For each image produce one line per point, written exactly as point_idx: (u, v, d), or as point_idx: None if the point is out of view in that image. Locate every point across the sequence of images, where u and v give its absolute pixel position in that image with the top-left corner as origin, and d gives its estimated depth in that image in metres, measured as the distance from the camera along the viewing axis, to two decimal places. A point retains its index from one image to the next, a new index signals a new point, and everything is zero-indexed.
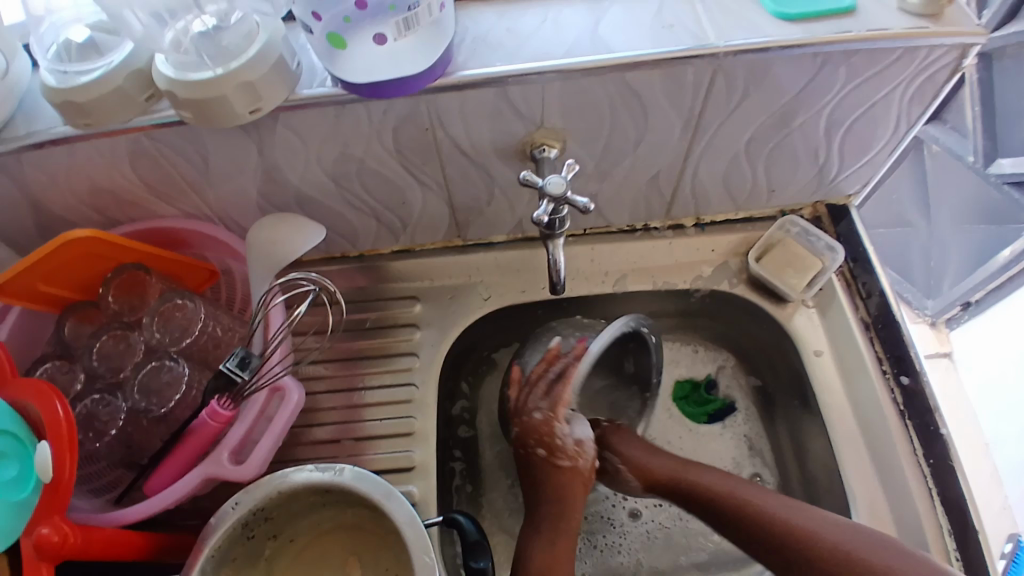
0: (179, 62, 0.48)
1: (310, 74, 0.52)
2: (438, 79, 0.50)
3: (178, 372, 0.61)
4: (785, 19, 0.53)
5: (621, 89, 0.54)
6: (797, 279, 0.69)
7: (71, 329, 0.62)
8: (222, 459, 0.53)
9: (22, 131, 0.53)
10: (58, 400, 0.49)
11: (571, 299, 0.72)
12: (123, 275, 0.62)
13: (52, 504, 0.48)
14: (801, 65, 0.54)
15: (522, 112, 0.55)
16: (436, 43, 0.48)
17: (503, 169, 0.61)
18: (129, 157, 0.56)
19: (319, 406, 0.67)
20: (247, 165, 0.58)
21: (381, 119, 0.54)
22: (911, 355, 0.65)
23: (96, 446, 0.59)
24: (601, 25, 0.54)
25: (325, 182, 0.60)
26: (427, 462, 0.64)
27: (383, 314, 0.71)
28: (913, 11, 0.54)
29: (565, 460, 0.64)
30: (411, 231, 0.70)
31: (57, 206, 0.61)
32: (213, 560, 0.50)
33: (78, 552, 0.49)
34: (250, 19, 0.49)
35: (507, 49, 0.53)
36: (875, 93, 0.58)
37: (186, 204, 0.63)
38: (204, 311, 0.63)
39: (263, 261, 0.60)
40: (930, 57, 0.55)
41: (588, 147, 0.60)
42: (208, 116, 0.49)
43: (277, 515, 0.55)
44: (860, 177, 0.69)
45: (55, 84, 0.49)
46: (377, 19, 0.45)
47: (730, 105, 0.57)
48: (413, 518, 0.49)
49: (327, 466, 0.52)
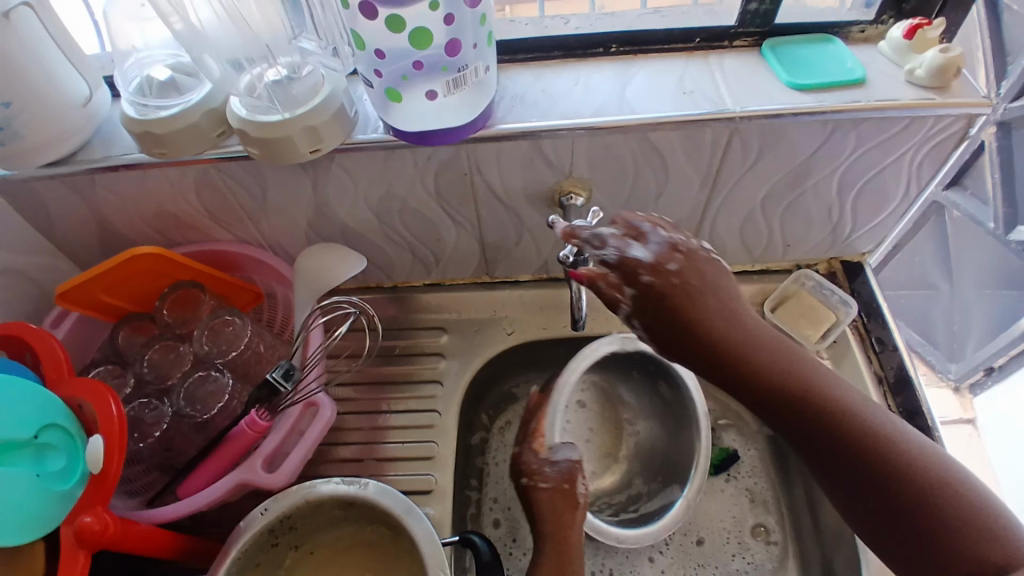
0: (251, 105, 0.55)
1: (365, 122, 0.58)
2: (479, 130, 0.56)
3: (222, 383, 0.66)
4: (797, 88, 0.58)
5: (644, 144, 0.58)
6: (813, 331, 0.71)
7: (125, 338, 0.68)
8: (256, 466, 0.57)
9: (100, 154, 0.60)
10: (112, 400, 0.53)
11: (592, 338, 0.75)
12: (178, 291, 0.68)
13: (97, 495, 0.52)
14: (812, 130, 0.58)
15: (553, 163, 0.60)
16: (479, 99, 0.54)
17: (532, 212, 0.65)
18: (196, 186, 0.62)
19: (343, 426, 0.70)
20: (301, 198, 0.63)
21: (425, 163, 0.59)
22: (925, 411, 0.66)
23: (139, 446, 0.64)
24: (627, 89, 0.60)
25: (369, 217, 0.66)
26: (445, 486, 0.66)
27: (411, 343, 0.75)
28: (921, 83, 0.59)
29: (545, 483, 0.61)
30: (443, 266, 0.74)
31: (123, 226, 0.67)
32: (239, 563, 0.54)
33: (115, 541, 0.52)
34: (317, 73, 0.56)
35: (541, 107, 0.59)
36: (884, 158, 0.62)
37: (239, 231, 0.69)
38: (250, 328, 0.67)
39: (308, 285, 0.65)
40: (937, 126, 0.59)
41: (612, 197, 0.64)
42: (272, 153, 0.55)
43: (302, 526, 0.58)
44: (874, 237, 0.72)
45: (136, 115, 0.55)
46: (430, 77, 0.50)
47: (746, 165, 0.61)
48: (431, 535, 0.53)
49: (352, 480, 0.56)
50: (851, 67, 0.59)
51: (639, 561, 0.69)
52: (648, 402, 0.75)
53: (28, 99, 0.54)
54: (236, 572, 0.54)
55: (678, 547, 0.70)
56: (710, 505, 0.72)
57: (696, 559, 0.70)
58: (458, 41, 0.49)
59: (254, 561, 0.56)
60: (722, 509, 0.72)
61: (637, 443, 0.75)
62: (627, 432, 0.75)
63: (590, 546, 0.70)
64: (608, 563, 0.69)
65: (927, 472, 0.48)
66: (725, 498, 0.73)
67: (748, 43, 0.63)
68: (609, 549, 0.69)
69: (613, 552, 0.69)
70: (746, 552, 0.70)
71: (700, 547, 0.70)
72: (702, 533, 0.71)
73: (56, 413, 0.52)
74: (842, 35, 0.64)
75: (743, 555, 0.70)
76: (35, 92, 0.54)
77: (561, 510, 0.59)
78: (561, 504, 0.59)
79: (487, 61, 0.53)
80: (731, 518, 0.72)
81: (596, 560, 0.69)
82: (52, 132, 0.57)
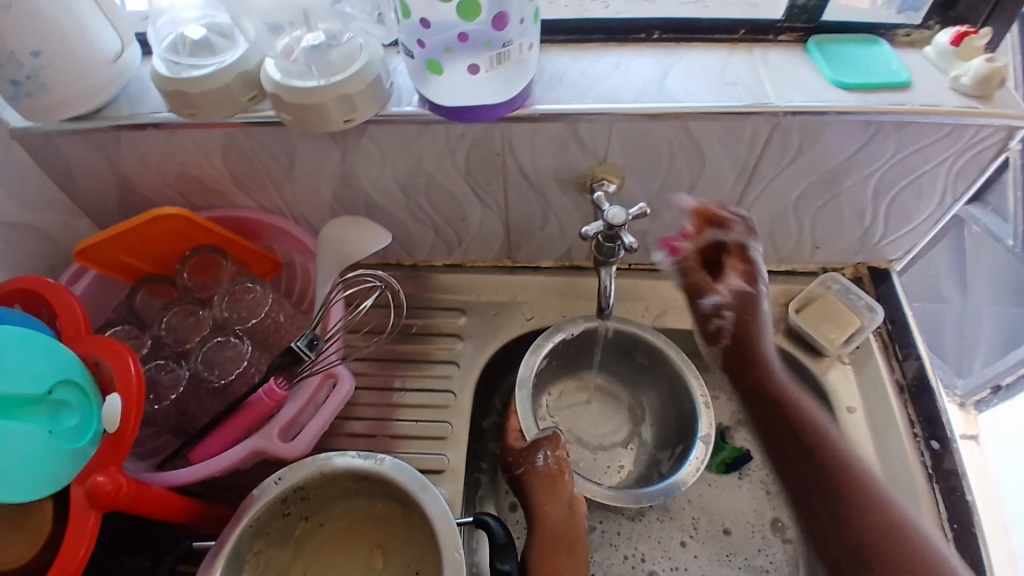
0: (286, 69, 0.54)
1: (399, 94, 0.57)
2: (516, 110, 0.55)
3: (241, 350, 0.65)
4: (842, 86, 0.57)
5: (682, 134, 0.58)
6: (835, 334, 0.71)
7: (142, 299, 0.68)
8: (272, 435, 0.56)
9: (127, 112, 0.59)
10: (130, 359, 0.53)
11: (586, 340, 0.73)
12: (200, 256, 0.67)
13: (111, 455, 0.51)
14: (853, 131, 0.57)
15: (587, 147, 0.59)
16: (519, 78, 0.53)
17: (561, 196, 0.65)
18: (223, 150, 0.61)
19: (358, 400, 0.70)
20: (329, 168, 0.63)
21: (458, 140, 0.58)
22: (942, 421, 0.67)
23: (154, 409, 0.63)
24: (668, 78, 0.59)
25: (395, 192, 0.65)
26: (457, 467, 0.66)
27: (428, 322, 0.74)
28: (965, 91, 0.57)
29: (519, 466, 0.63)
30: (465, 247, 0.73)
31: (145, 186, 0.67)
32: (251, 529, 0.54)
33: (128, 503, 0.51)
34: (356, 41, 0.54)
35: (580, 89, 0.58)
36: (923, 164, 0.61)
37: (263, 198, 0.68)
38: (271, 297, 0.67)
39: (333, 257, 0.65)
40: (977, 136, 0.58)
41: (644, 185, 0.63)
42: (306, 120, 0.54)
43: (314, 497, 0.58)
44: (903, 245, 0.71)
45: (167, 73, 0.54)
46: (474, 50, 0.50)
47: (784, 161, 0.60)
48: (445, 512, 0.53)
49: (369, 454, 0.55)
50: (896, 69, 0.58)
51: (671, 547, 0.69)
52: (637, 380, 0.76)
53: (57, 50, 0.53)
54: (248, 537, 0.54)
55: (707, 534, 0.70)
56: (727, 498, 0.72)
57: (724, 546, 0.69)
58: (503, 15, 0.48)
59: (266, 529, 0.56)
60: (742, 504, 0.72)
61: (650, 424, 0.75)
62: (635, 410, 0.76)
63: (626, 528, 0.70)
64: (641, 547, 0.69)
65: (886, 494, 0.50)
66: (742, 494, 0.72)
67: (793, 38, 0.62)
68: (643, 532, 0.70)
69: (645, 536, 0.70)
70: (769, 549, 0.69)
71: (728, 536, 0.70)
72: (728, 523, 0.70)
73: (72, 369, 0.51)
74: (888, 36, 0.63)
75: (767, 552, 0.69)
76: (65, 44, 0.53)
77: (547, 496, 0.60)
78: (548, 492, 0.60)
79: (530, 38, 0.52)
80: (754, 513, 0.71)
81: (629, 544, 0.69)
82: (81, 86, 0.56)
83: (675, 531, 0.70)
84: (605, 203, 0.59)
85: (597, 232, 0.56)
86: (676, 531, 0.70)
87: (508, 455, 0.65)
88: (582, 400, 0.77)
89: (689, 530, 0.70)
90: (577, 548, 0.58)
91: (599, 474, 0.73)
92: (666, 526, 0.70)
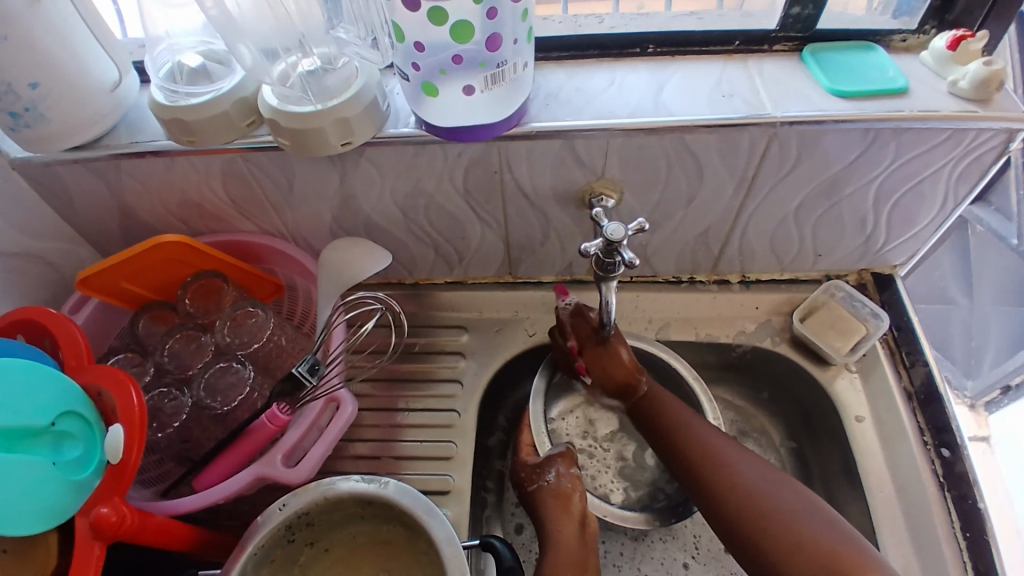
0: (284, 95, 0.54)
1: (396, 116, 0.58)
2: (512, 128, 0.55)
3: (243, 375, 0.65)
4: (838, 94, 0.57)
5: (679, 147, 0.57)
6: (841, 342, 0.70)
7: (145, 326, 0.67)
8: (275, 460, 0.56)
9: (126, 140, 0.60)
10: (133, 389, 0.52)
11: None
12: (201, 281, 0.67)
13: (115, 486, 0.50)
14: (851, 137, 0.57)
15: (584, 162, 0.59)
16: (514, 97, 0.54)
17: (559, 212, 0.64)
18: (222, 176, 0.62)
19: (361, 422, 0.69)
20: (328, 191, 0.63)
21: (455, 159, 0.58)
22: (952, 427, 0.65)
23: (158, 436, 0.63)
24: (664, 91, 0.59)
25: (394, 212, 0.65)
26: (462, 486, 0.65)
27: (431, 341, 0.74)
28: (963, 95, 0.57)
29: (529, 484, 0.63)
30: (466, 264, 0.73)
31: (146, 213, 0.67)
32: (256, 557, 0.53)
33: (132, 534, 0.51)
34: (352, 65, 0.55)
35: (576, 105, 0.58)
36: (923, 169, 0.60)
37: (263, 222, 0.68)
38: (273, 321, 0.67)
39: (333, 280, 0.65)
40: (978, 139, 0.57)
41: (642, 199, 0.63)
42: (302, 144, 0.54)
43: (319, 522, 0.57)
44: (907, 249, 0.71)
45: (165, 101, 0.54)
46: (468, 71, 0.50)
47: (782, 171, 0.60)
48: (451, 536, 0.52)
49: (372, 478, 0.55)
50: (893, 76, 0.58)
51: (673, 568, 0.68)
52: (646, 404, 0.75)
53: (57, 81, 0.53)
54: (253, 566, 0.53)
55: (709, 554, 0.69)
56: None
57: (726, 566, 0.68)
58: (497, 36, 0.48)
59: (271, 556, 0.55)
60: None
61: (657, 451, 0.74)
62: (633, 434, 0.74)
63: (628, 549, 0.69)
64: (643, 568, 0.68)
65: (811, 502, 0.55)
66: None
67: (789, 48, 0.62)
68: (645, 553, 0.69)
69: (648, 557, 0.69)
70: None
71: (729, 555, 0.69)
72: None
73: (75, 400, 0.51)
74: (883, 43, 0.63)
75: None
76: (63, 75, 0.53)
77: (558, 514, 0.60)
78: (560, 511, 0.60)
79: (524, 57, 0.52)
80: None
81: (632, 565, 0.68)
82: (80, 116, 0.56)
83: (677, 552, 0.69)
84: (603, 218, 0.57)
85: (596, 249, 0.54)
86: (679, 551, 0.69)
87: (520, 470, 0.64)
88: (591, 419, 0.76)
89: (691, 551, 0.69)
90: (590, 563, 0.57)
91: (604, 491, 0.72)
92: (668, 546, 0.69)
